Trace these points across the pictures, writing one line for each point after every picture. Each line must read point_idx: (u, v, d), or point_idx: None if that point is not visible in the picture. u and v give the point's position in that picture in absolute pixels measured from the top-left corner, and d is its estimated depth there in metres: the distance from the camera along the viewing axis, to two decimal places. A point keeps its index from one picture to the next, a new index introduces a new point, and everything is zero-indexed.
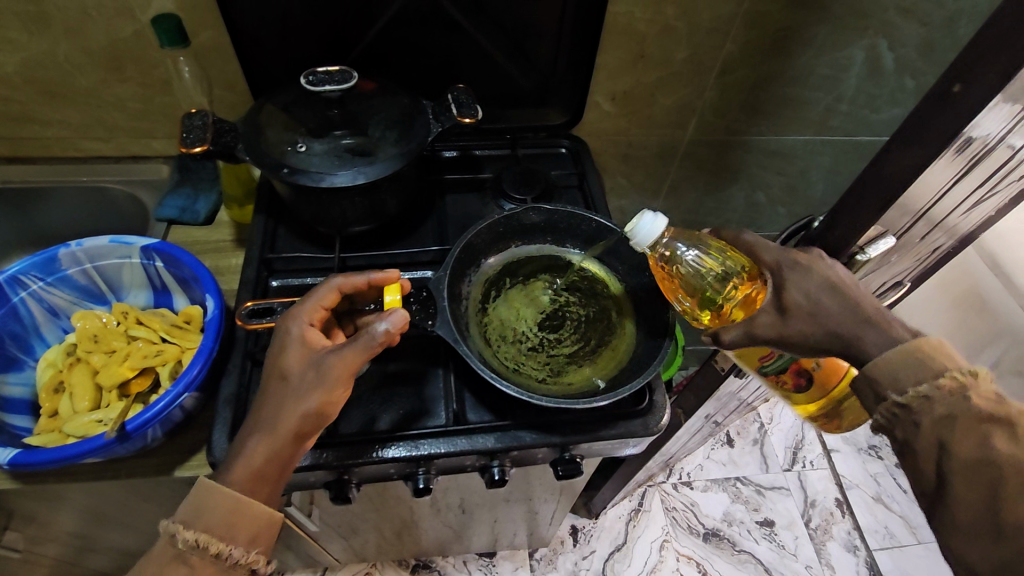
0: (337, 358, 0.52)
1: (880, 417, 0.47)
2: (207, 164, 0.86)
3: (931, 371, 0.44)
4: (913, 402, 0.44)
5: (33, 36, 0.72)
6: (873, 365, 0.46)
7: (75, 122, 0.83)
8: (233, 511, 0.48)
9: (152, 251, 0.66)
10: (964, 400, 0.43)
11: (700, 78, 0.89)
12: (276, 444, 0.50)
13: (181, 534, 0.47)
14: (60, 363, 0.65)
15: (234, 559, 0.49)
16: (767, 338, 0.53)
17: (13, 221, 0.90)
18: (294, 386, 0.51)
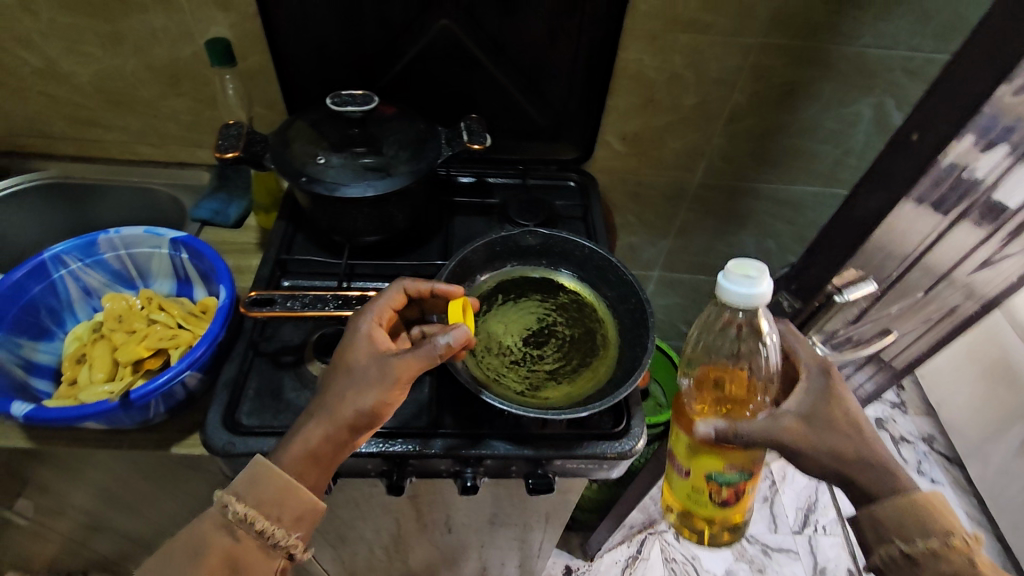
0: (400, 359, 0.55)
1: (880, 560, 0.51)
2: (242, 173, 0.95)
3: (941, 528, 0.48)
4: (921, 554, 0.48)
5: (107, 52, 0.83)
6: (883, 509, 0.50)
7: (135, 129, 0.93)
8: (282, 491, 0.52)
9: (180, 243, 0.72)
10: (970, 565, 0.47)
11: (709, 125, 0.93)
12: (330, 429, 0.54)
13: (231, 505, 0.51)
14: (87, 339, 0.71)
15: (274, 539, 0.52)
16: (788, 440, 0.54)
17: (69, 213, 1.00)
18: (355, 379, 0.56)
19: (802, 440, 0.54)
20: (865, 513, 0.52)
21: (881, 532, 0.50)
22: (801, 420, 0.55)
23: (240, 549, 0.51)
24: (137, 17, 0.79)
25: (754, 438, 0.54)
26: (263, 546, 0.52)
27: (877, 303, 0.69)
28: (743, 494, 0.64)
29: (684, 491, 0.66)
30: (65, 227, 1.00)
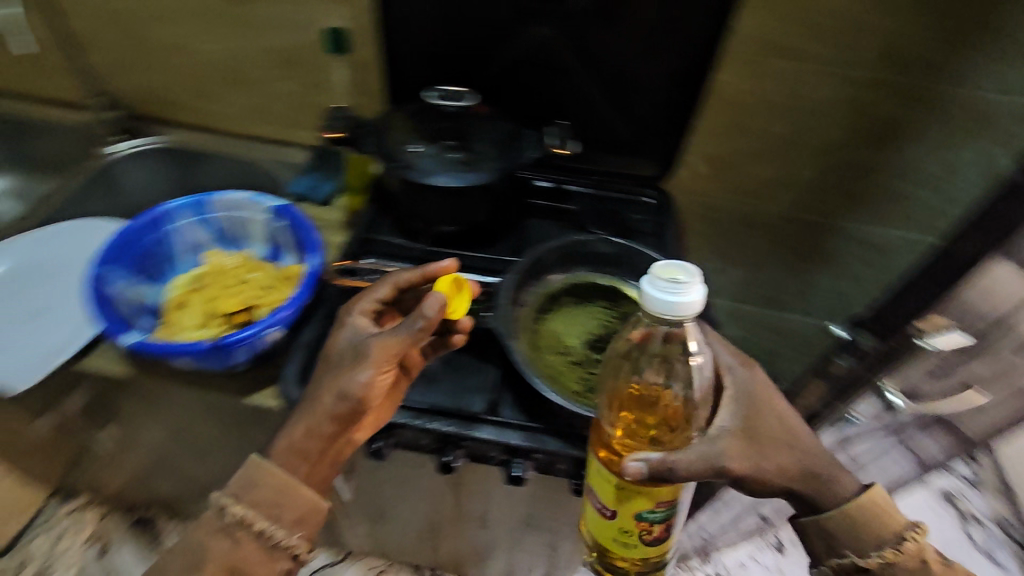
0: (378, 342, 0.59)
1: (832, 566, 0.59)
2: (336, 156, 1.02)
3: (890, 535, 0.57)
4: (875, 563, 0.56)
5: (237, 34, 0.92)
6: (834, 524, 0.58)
7: (243, 104, 1.03)
8: (278, 490, 0.58)
9: (279, 212, 0.79)
10: (910, 556, 0.56)
11: (796, 155, 0.91)
12: (312, 421, 0.59)
13: (231, 506, 0.58)
14: (186, 288, 0.78)
15: (275, 538, 0.58)
16: (733, 464, 0.54)
17: (182, 176, 1.11)
18: (332, 369, 0.61)
19: (734, 459, 0.54)
20: (807, 522, 0.59)
21: (830, 543, 0.59)
22: (738, 438, 0.55)
23: (242, 548, 0.58)
24: (264, 4, 0.88)
25: (688, 470, 0.51)
26: (264, 545, 0.58)
27: (964, 357, 0.66)
28: (673, 527, 0.59)
29: (612, 529, 0.59)
30: (176, 188, 1.11)
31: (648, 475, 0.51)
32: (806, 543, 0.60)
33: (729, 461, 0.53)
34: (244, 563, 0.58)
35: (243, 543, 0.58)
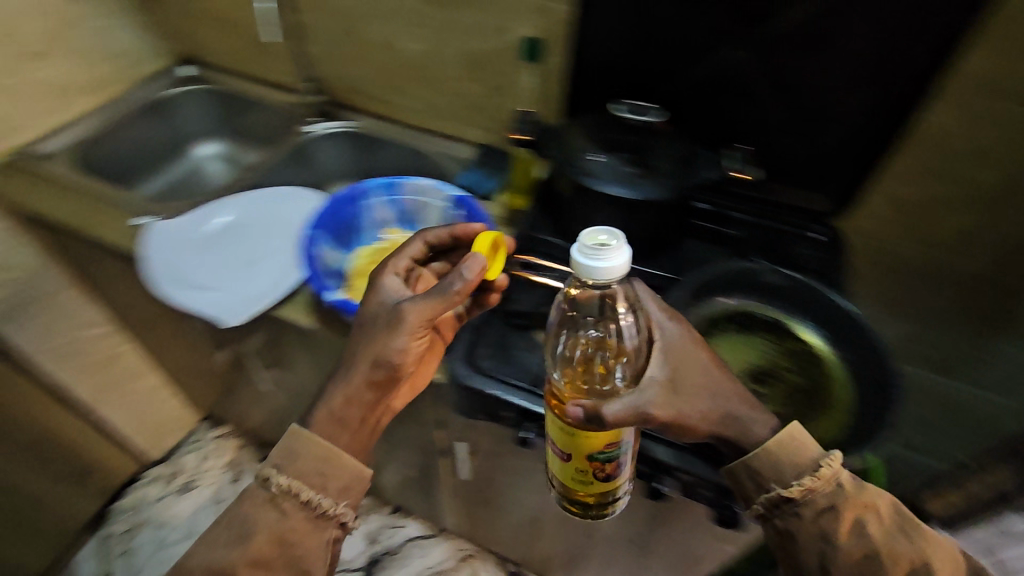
0: (412, 309, 0.66)
1: (762, 506, 0.57)
2: (502, 155, 1.09)
3: (807, 465, 0.55)
4: (798, 493, 0.55)
5: (437, 37, 1.02)
6: (755, 459, 0.57)
7: (426, 100, 1.13)
8: (319, 461, 0.65)
9: (459, 202, 0.85)
10: (833, 489, 0.55)
11: (1000, 207, 0.83)
12: (351, 385, 0.67)
13: (275, 478, 0.64)
14: (365, 258, 0.86)
15: (320, 508, 0.64)
16: (669, 417, 0.55)
17: (364, 159, 1.25)
18: (368, 334, 0.68)
19: (664, 407, 0.55)
20: (736, 463, 0.58)
21: (759, 481, 0.57)
22: (666, 386, 0.56)
23: (288, 520, 0.63)
24: (468, 11, 0.96)
25: (619, 418, 0.52)
26: (310, 516, 0.64)
27: None
28: (626, 464, 0.62)
29: (571, 476, 0.63)
30: (358, 169, 1.26)
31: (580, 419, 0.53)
32: (738, 484, 0.59)
33: (659, 410, 0.54)
34: (292, 534, 0.63)
35: (289, 514, 0.63)
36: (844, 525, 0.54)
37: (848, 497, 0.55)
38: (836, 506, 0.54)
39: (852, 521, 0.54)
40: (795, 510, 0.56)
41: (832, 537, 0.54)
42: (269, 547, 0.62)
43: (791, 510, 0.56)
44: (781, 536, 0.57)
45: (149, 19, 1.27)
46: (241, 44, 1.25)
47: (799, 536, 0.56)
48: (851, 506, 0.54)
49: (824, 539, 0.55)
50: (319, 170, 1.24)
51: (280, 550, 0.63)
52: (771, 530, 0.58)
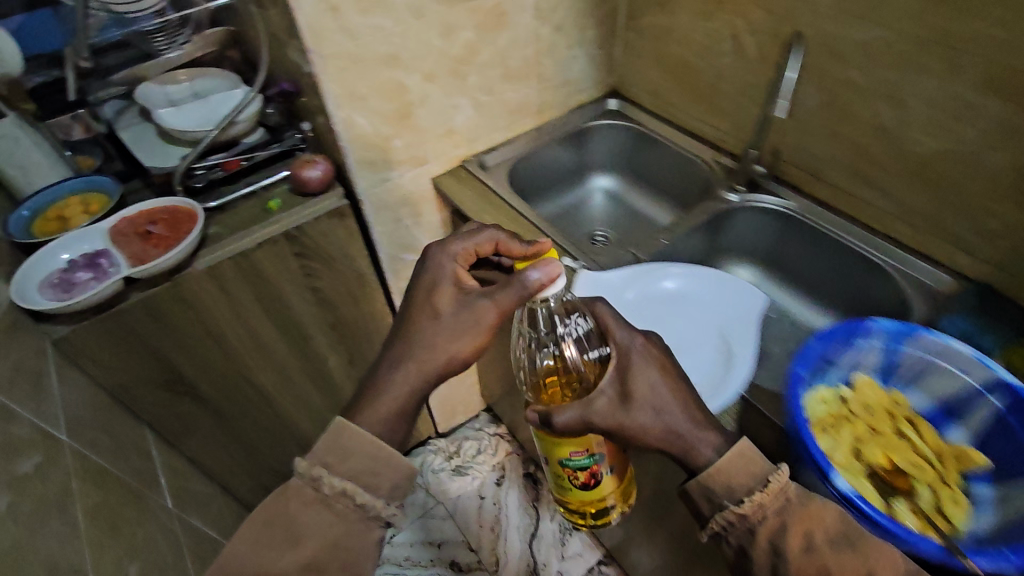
0: (482, 304, 0.67)
1: (718, 525, 0.55)
2: (1012, 310, 0.81)
3: (754, 476, 0.55)
4: (747, 506, 0.53)
5: (976, 138, 0.78)
6: (709, 479, 0.55)
7: (911, 205, 0.90)
8: (372, 453, 0.58)
9: (1007, 393, 0.63)
10: (783, 500, 0.54)
11: None
12: (420, 378, 0.65)
13: (324, 477, 0.56)
14: (834, 404, 0.67)
15: (372, 509, 0.57)
16: (609, 423, 0.60)
17: (784, 243, 1.08)
18: (444, 326, 0.67)
19: (608, 418, 0.60)
20: (689, 487, 0.57)
21: (712, 501, 0.55)
22: (616, 401, 0.60)
23: (340, 525, 0.56)
24: None
25: (566, 426, 0.60)
26: (360, 517, 0.57)
27: None
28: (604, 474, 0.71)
29: (559, 482, 0.72)
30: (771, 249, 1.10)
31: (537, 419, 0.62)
32: (693, 505, 0.57)
33: (602, 420, 0.60)
34: (346, 538, 0.56)
35: (342, 515, 0.56)
36: (795, 540, 0.52)
37: (794, 509, 0.53)
38: (786, 525, 0.52)
39: (801, 534, 0.52)
40: (748, 529, 0.54)
41: (782, 552, 0.52)
42: (322, 553, 0.55)
43: (736, 524, 0.54)
44: (735, 557, 0.55)
45: (608, 52, 1.27)
46: (692, 92, 1.17)
47: (747, 546, 0.54)
48: (799, 519, 0.53)
49: (772, 553, 0.53)
50: (725, 244, 1.13)
51: (332, 556, 0.55)
52: (728, 553, 0.56)
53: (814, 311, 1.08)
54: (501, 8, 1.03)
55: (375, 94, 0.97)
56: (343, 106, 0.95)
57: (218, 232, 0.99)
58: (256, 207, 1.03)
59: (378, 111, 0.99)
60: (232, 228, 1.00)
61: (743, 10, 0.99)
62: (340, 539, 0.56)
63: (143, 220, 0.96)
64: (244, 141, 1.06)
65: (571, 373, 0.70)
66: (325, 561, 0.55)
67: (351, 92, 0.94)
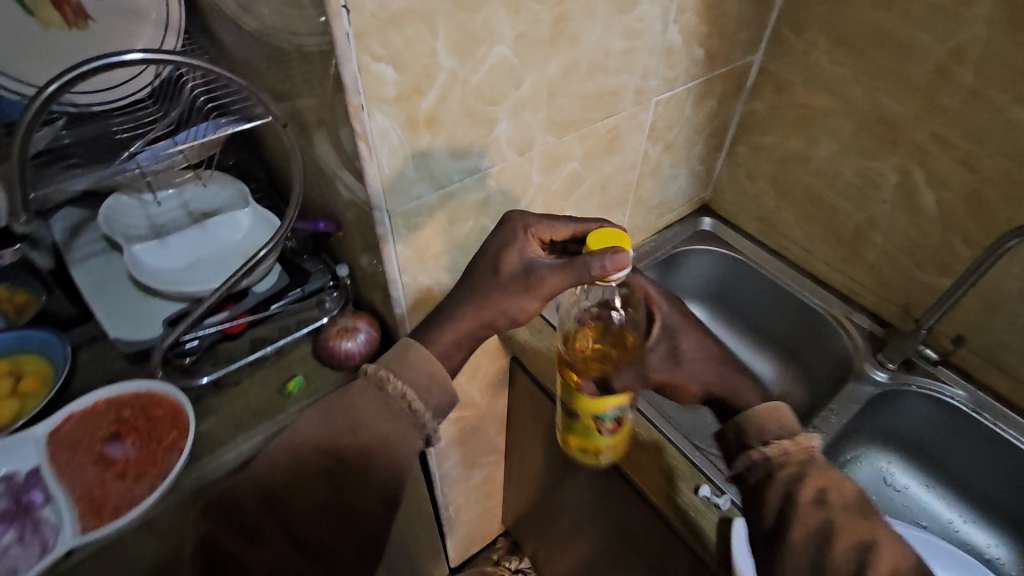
0: (545, 274, 0.57)
1: (740, 464, 0.55)
2: None
3: (784, 429, 0.55)
4: (773, 446, 0.54)
5: None
6: (745, 419, 0.58)
7: None
8: (431, 367, 0.55)
9: None
10: (802, 453, 0.53)
11: None
12: (477, 321, 0.59)
13: (391, 381, 0.53)
14: None
15: (417, 417, 0.53)
16: (658, 376, 0.66)
17: (939, 437, 0.89)
18: (497, 284, 0.60)
19: (661, 369, 0.66)
20: (732, 434, 0.58)
21: (740, 444, 0.57)
22: (667, 358, 0.67)
23: (387, 420, 0.52)
24: None
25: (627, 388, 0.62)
26: (402, 418, 0.53)
27: None
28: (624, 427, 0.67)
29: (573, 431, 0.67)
30: (923, 439, 0.91)
31: (598, 386, 0.63)
32: None
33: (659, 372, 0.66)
34: (388, 435, 0.52)
35: (389, 410, 0.52)
36: (808, 488, 0.50)
37: (816, 464, 0.52)
38: (804, 473, 0.52)
39: (816, 488, 0.50)
40: (766, 473, 0.53)
41: (793, 497, 0.50)
42: (364, 447, 0.51)
43: (761, 466, 0.54)
44: (749, 497, 0.54)
45: (709, 167, 1.04)
46: (821, 232, 0.95)
47: (761, 487, 0.53)
48: (820, 473, 0.51)
49: (783, 499, 0.51)
50: (866, 426, 0.90)
51: (367, 454, 0.51)
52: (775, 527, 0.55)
53: (969, 521, 0.89)
54: (617, 132, 0.78)
55: (454, 249, 0.70)
56: (410, 270, 0.67)
57: (211, 432, 0.69)
58: (271, 384, 0.74)
59: (455, 268, 0.72)
60: (234, 424, 0.70)
61: (927, 158, 0.77)
62: (389, 427, 0.52)
63: (107, 433, 0.65)
64: (255, 288, 0.77)
65: (612, 333, 0.66)
66: (363, 457, 0.51)
67: (424, 251, 0.67)
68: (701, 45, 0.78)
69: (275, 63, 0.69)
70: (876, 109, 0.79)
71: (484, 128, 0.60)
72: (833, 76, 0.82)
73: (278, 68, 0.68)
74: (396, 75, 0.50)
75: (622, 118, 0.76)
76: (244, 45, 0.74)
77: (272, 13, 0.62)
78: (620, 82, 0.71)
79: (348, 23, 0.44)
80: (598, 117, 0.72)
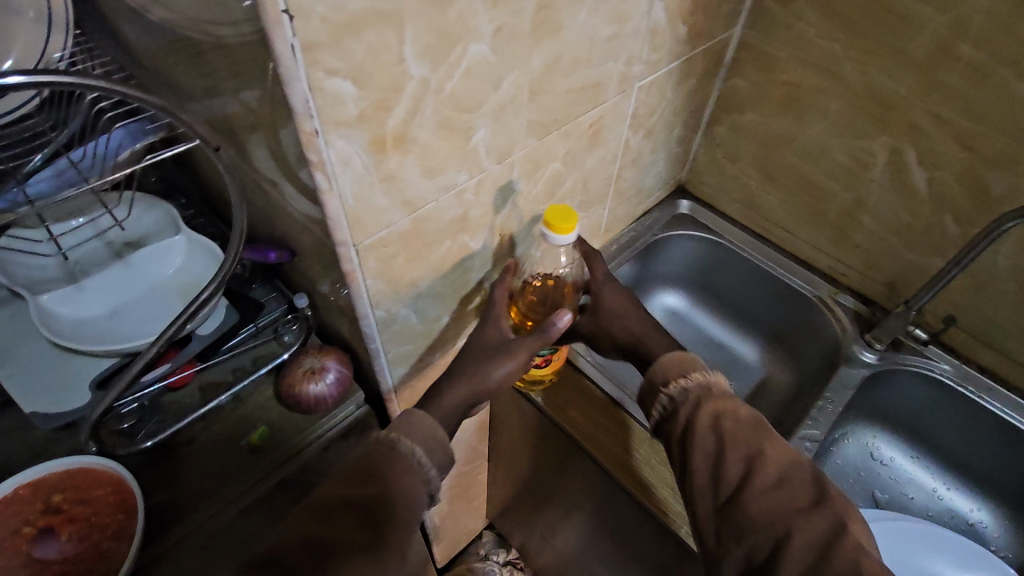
0: (523, 339, 0.62)
1: (657, 412, 0.60)
2: None
3: (682, 372, 0.60)
4: (676, 390, 0.59)
5: None
6: (650, 372, 0.62)
7: None
8: (429, 430, 0.57)
9: None
10: (697, 387, 0.58)
11: None
12: (472, 396, 0.61)
13: (401, 440, 0.55)
14: None
15: (424, 474, 0.55)
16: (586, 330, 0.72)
17: (926, 410, 0.86)
18: (481, 351, 0.62)
19: (587, 325, 0.72)
20: (643, 381, 0.63)
21: (650, 392, 0.62)
22: (594, 314, 0.71)
23: (399, 477, 0.54)
24: None
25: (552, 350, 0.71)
26: (407, 472, 0.54)
27: None
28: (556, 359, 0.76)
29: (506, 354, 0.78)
30: (909, 412, 0.88)
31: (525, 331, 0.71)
32: None
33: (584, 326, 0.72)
34: (393, 488, 0.53)
35: (398, 455, 0.55)
36: (704, 414, 0.55)
37: (713, 394, 0.57)
38: (700, 405, 0.57)
39: (711, 415, 0.55)
40: (673, 410, 0.59)
41: (695, 426, 0.55)
42: (377, 500, 0.52)
43: (669, 406, 0.59)
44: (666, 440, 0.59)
45: (686, 148, 0.99)
46: (805, 213, 0.91)
47: (671, 424, 0.59)
48: (715, 403, 0.56)
49: (685, 427, 0.57)
50: (854, 405, 0.87)
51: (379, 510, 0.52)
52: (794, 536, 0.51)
53: (954, 489, 0.87)
54: (600, 125, 0.70)
55: (432, 275, 0.61)
56: (383, 304, 0.58)
57: (169, 502, 0.59)
58: (232, 438, 0.64)
59: (433, 292, 0.64)
60: (192, 492, 0.60)
61: (919, 136, 0.73)
62: (392, 477, 0.54)
63: (36, 528, 0.54)
64: (201, 330, 0.66)
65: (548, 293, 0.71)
66: (369, 509, 0.52)
67: (398, 281, 0.58)
68: (685, 23, 0.71)
69: (196, 66, 0.57)
70: (867, 86, 0.75)
71: (460, 139, 0.52)
72: (822, 51, 0.76)
73: (201, 72, 0.57)
74: (357, 92, 0.41)
75: (605, 110, 0.69)
76: (156, 44, 0.61)
77: (185, 6, 0.50)
78: (605, 71, 0.63)
79: (293, 34, 0.35)
80: (581, 112, 0.65)
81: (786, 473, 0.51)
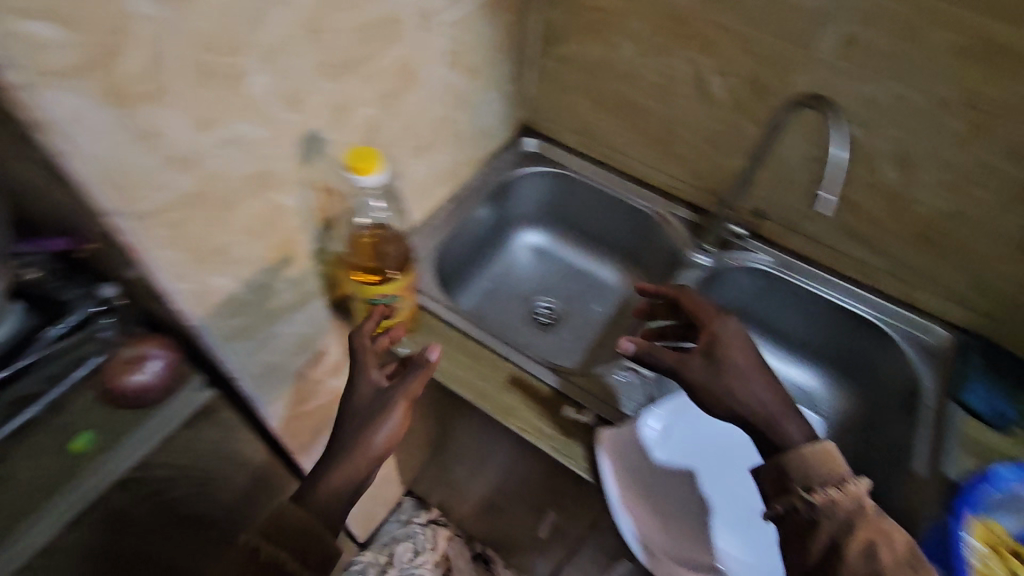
0: (400, 387, 0.63)
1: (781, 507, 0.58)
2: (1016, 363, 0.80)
3: (835, 475, 0.56)
4: (820, 499, 0.55)
5: (995, 205, 0.72)
6: (785, 459, 0.58)
7: (908, 264, 0.83)
8: (330, 490, 0.58)
9: None
10: (856, 505, 0.55)
11: None
12: (354, 467, 0.59)
13: (286, 511, 0.54)
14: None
15: (325, 541, 0.54)
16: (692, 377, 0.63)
17: (752, 297, 0.95)
18: (358, 415, 0.62)
19: (699, 373, 0.64)
20: (769, 462, 0.59)
21: (782, 478, 0.58)
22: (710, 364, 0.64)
23: (302, 543, 0.53)
24: None
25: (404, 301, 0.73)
26: (301, 533, 0.54)
27: None
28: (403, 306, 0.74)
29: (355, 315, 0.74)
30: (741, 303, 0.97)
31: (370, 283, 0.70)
32: None
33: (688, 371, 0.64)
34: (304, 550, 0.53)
35: (294, 514, 0.54)
36: (858, 543, 0.53)
37: (867, 517, 0.54)
38: (852, 526, 0.54)
39: (864, 541, 0.53)
40: (812, 519, 0.55)
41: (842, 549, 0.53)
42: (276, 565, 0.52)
43: (805, 512, 0.56)
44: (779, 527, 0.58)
45: (520, 86, 1.00)
46: (635, 136, 0.96)
47: (802, 532, 0.56)
48: (868, 528, 0.54)
49: (829, 548, 0.54)
50: None
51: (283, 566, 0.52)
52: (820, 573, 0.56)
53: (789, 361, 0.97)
54: (408, 65, 0.69)
55: (244, 239, 0.58)
56: (189, 277, 0.55)
57: None
58: (45, 452, 0.58)
59: (252, 258, 0.61)
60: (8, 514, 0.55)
61: (711, 48, 0.79)
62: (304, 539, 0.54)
63: None
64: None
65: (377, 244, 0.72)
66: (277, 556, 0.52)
67: (202, 250, 0.55)
68: None
69: None
70: (662, 4, 0.79)
71: (232, 86, 0.48)
72: None
73: None
74: (67, 35, 0.37)
75: (410, 49, 0.68)
76: None
77: None
78: (396, 6, 0.62)
79: None
80: (380, 51, 0.63)
81: (870, 550, 0.53)
